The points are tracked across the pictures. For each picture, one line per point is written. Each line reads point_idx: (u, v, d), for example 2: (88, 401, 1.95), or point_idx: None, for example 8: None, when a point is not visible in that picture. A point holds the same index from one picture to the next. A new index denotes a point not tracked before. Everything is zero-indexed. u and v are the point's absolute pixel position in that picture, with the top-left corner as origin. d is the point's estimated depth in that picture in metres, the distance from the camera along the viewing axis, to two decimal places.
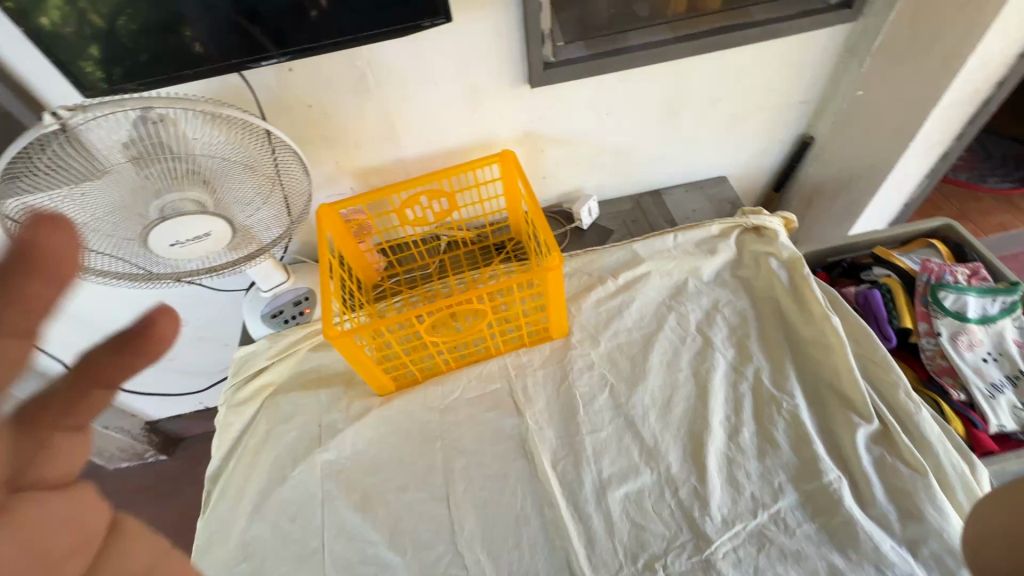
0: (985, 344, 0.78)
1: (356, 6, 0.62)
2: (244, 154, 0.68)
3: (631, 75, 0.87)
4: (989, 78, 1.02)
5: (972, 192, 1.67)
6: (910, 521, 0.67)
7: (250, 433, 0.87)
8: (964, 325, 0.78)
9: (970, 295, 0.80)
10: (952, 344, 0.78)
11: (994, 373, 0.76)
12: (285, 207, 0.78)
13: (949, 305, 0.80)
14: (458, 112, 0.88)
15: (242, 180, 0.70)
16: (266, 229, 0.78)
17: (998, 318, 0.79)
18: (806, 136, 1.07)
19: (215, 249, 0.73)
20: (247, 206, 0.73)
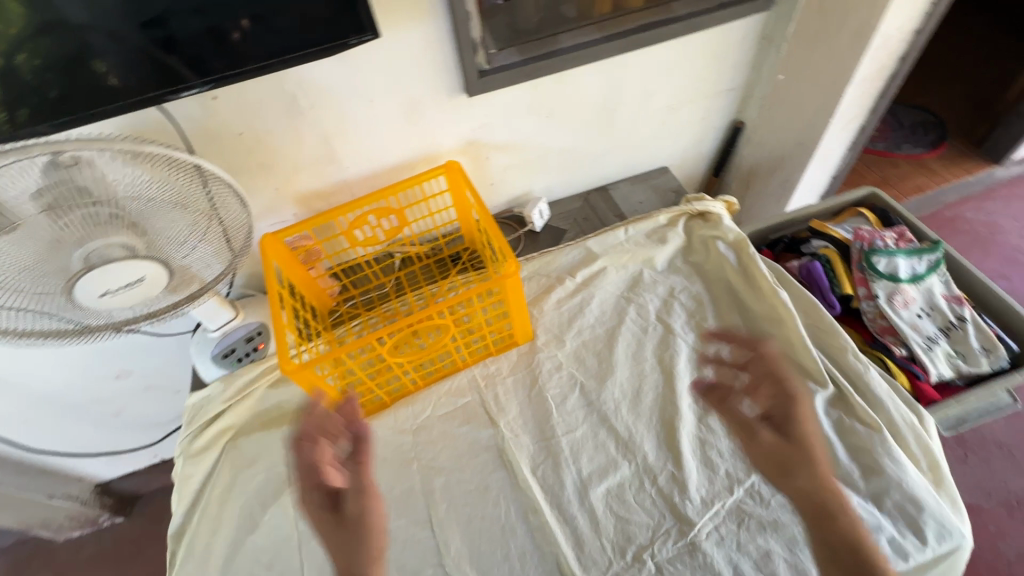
0: (918, 301, 0.83)
1: (278, 27, 0.60)
2: (173, 191, 0.64)
3: (566, 76, 0.89)
4: (893, 53, 1.09)
5: (889, 160, 1.80)
6: (872, 476, 0.70)
7: (212, 483, 0.82)
8: (897, 285, 0.84)
9: (899, 257, 0.85)
10: (889, 304, 0.83)
11: (929, 327, 0.82)
12: (225, 242, 0.73)
13: (883, 268, 0.85)
14: (397, 127, 0.86)
15: (174, 219, 0.66)
16: (207, 266, 0.73)
17: (926, 276, 0.85)
18: (737, 121, 1.11)
19: (151, 294, 0.68)
20: (182, 245, 0.69)
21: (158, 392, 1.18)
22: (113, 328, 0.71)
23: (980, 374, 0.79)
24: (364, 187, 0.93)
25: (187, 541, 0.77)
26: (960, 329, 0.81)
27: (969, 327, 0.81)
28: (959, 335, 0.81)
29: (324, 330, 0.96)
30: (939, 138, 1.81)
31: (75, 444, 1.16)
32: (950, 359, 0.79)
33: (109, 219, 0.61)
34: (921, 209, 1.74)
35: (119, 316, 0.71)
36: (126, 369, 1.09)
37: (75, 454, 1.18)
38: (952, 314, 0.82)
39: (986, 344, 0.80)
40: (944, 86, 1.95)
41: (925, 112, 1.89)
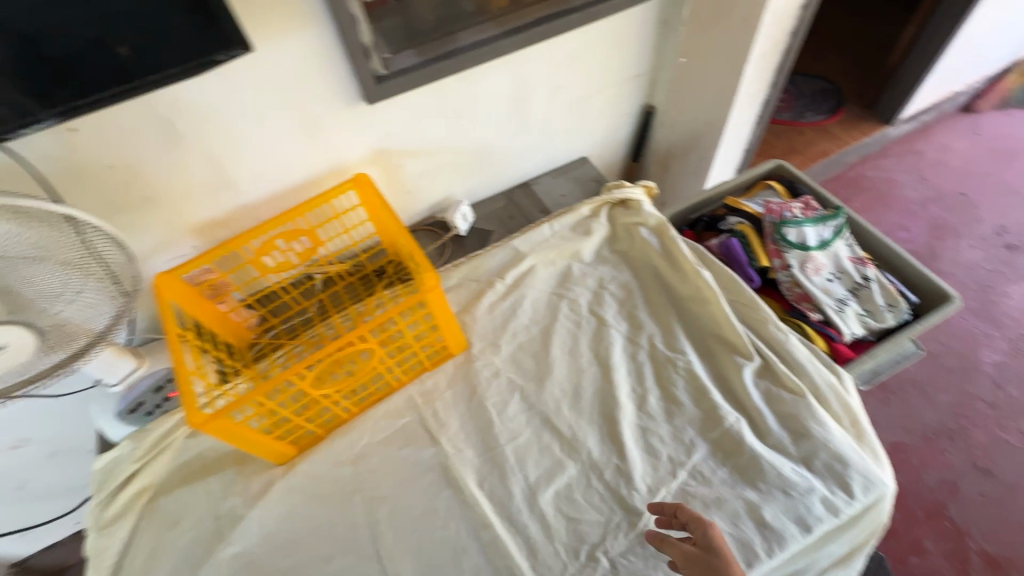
0: (827, 267, 0.88)
1: (129, 48, 0.53)
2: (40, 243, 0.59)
3: (470, 76, 0.86)
4: (784, 29, 1.14)
5: (795, 128, 1.89)
6: (801, 440, 0.73)
7: (133, 552, 0.75)
8: (808, 253, 0.88)
9: (807, 226, 0.89)
10: (802, 272, 0.87)
11: (839, 289, 0.86)
12: (109, 288, 0.66)
13: (793, 238, 0.89)
14: (296, 143, 0.80)
15: (44, 273, 0.60)
16: (93, 316, 0.66)
17: (832, 242, 0.89)
18: (647, 106, 1.12)
19: (25, 355, 0.61)
20: (55, 298, 0.62)
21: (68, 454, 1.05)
22: None
23: (887, 328, 0.84)
24: (268, 210, 0.87)
25: None
26: (866, 288, 0.86)
27: (874, 285, 0.86)
28: (866, 294, 0.86)
29: (244, 366, 0.89)
30: (837, 104, 1.93)
31: None
32: (860, 318, 0.84)
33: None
34: (828, 172, 1.85)
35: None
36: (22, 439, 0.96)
37: None
38: (858, 275, 0.87)
39: (889, 300, 0.85)
40: (836, 55, 2.08)
41: (822, 81, 2.00)
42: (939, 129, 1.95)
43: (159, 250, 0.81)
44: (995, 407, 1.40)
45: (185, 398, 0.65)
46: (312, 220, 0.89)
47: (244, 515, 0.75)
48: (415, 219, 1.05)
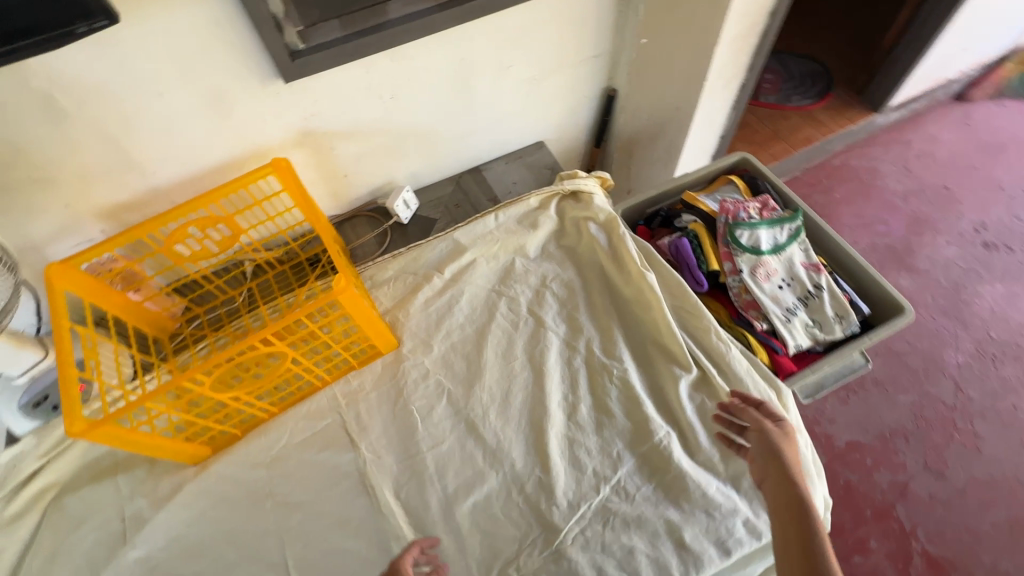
0: (778, 272, 0.83)
1: None
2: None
3: (403, 53, 0.78)
4: (762, 9, 1.06)
5: (780, 112, 1.82)
6: (731, 458, 0.70)
7: (31, 554, 0.71)
8: (759, 258, 0.83)
9: (760, 228, 0.84)
10: (752, 278, 0.82)
11: (789, 297, 0.82)
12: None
13: (745, 241, 0.84)
14: (206, 123, 0.73)
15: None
16: None
17: (787, 246, 0.84)
18: (609, 89, 1.05)
19: None
20: None
21: None
22: None
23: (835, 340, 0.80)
24: (184, 193, 0.81)
25: None
26: (817, 297, 0.82)
27: (825, 295, 0.81)
28: (816, 303, 0.81)
29: (163, 359, 0.84)
30: (826, 88, 1.84)
31: None
32: (807, 329, 0.80)
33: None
34: (810, 160, 1.78)
35: None
36: None
37: None
38: (810, 282, 0.83)
39: (839, 310, 0.81)
40: (830, 35, 1.98)
41: (813, 62, 1.91)
42: (930, 119, 1.88)
43: (58, 235, 0.75)
44: (955, 409, 1.38)
45: (65, 403, 0.60)
46: (232, 207, 0.83)
47: (150, 519, 0.72)
48: (356, 204, 0.99)
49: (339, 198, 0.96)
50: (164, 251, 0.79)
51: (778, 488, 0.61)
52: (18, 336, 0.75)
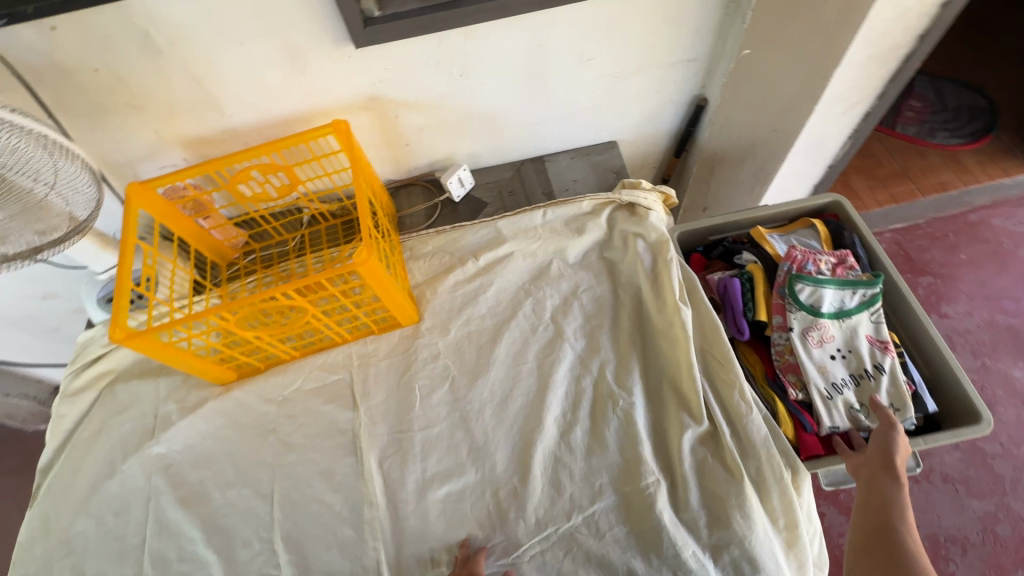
0: (834, 341, 0.73)
1: None
2: (25, 149, 0.63)
3: (477, 32, 0.76)
4: (908, 29, 0.90)
5: (916, 148, 1.59)
6: (717, 527, 0.65)
7: (84, 424, 0.83)
8: (815, 319, 0.74)
9: (827, 287, 0.75)
10: (801, 340, 0.73)
11: (839, 372, 0.72)
12: (67, 209, 0.73)
13: (804, 297, 0.75)
14: (281, 76, 0.77)
15: (30, 172, 0.66)
16: (48, 230, 0.71)
17: (853, 314, 0.74)
18: (700, 97, 0.96)
19: None
20: (24, 214, 0.67)
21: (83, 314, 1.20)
22: None
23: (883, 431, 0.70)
24: (257, 137, 0.86)
25: (50, 478, 0.80)
26: (874, 379, 0.71)
27: (884, 379, 0.71)
28: (871, 385, 0.71)
29: (217, 284, 0.93)
30: (983, 128, 1.56)
31: None
32: (850, 412, 0.70)
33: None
34: (939, 210, 1.54)
35: None
36: (50, 292, 1.13)
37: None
38: (870, 360, 0.72)
39: (898, 400, 0.70)
40: (1011, 66, 1.66)
41: (977, 95, 1.62)
42: None
43: (149, 155, 0.84)
44: None
45: (114, 312, 0.68)
46: (295, 157, 0.87)
47: (175, 422, 0.81)
48: (414, 172, 1.01)
49: (400, 164, 0.98)
50: (229, 188, 0.85)
51: (880, 480, 0.62)
52: (105, 238, 0.86)
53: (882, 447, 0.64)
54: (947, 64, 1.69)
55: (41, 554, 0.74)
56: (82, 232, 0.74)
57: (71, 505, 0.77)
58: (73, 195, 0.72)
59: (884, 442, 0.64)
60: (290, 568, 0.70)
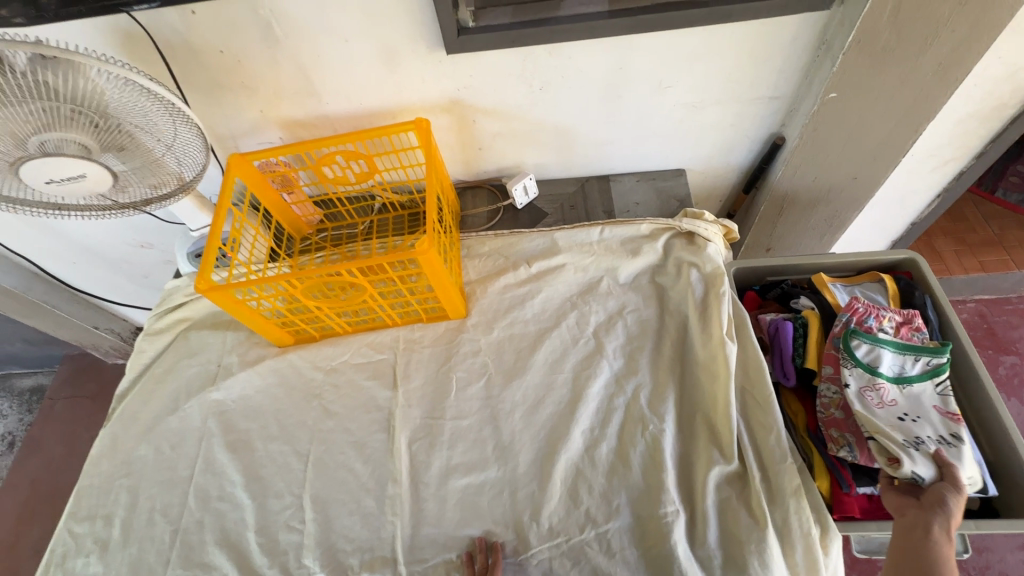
0: (895, 405, 0.69)
1: None
2: (154, 115, 0.72)
3: (562, 50, 0.79)
4: (1017, 89, 0.85)
5: (1015, 217, 1.47)
6: (732, 570, 0.64)
7: (159, 361, 0.92)
8: (873, 378, 0.70)
9: (886, 348, 0.71)
10: (858, 398, 0.69)
11: (921, 431, 0.66)
12: (179, 169, 0.82)
13: (862, 355, 0.71)
14: (376, 73, 0.83)
15: (157, 133, 0.75)
16: (160, 181, 0.81)
17: (912, 382, 0.70)
18: (777, 136, 0.95)
19: (93, 190, 0.75)
20: (141, 164, 0.77)
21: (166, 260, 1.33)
22: (55, 208, 0.79)
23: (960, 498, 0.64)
24: (346, 126, 0.94)
25: (123, 404, 0.89)
26: (954, 447, 0.65)
27: (965, 449, 0.64)
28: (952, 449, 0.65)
29: (289, 254, 1.00)
30: None
31: (75, 275, 1.35)
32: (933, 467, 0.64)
33: (74, 119, 0.66)
34: None
35: (66, 203, 0.79)
36: (147, 242, 1.26)
37: (93, 282, 1.38)
38: (945, 428, 0.66)
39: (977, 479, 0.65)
40: None
41: None
42: None
43: (251, 131, 0.93)
44: None
45: (202, 264, 0.76)
46: (375, 147, 0.94)
47: (235, 373, 0.88)
48: (483, 176, 1.05)
49: (470, 167, 1.03)
50: (314, 169, 0.93)
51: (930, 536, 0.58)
52: (203, 200, 0.95)
53: (939, 505, 0.60)
54: None
55: (105, 470, 0.83)
56: (184, 193, 0.84)
57: (137, 431, 0.86)
58: (187, 159, 0.81)
59: (945, 499, 0.60)
60: (313, 525, 0.74)
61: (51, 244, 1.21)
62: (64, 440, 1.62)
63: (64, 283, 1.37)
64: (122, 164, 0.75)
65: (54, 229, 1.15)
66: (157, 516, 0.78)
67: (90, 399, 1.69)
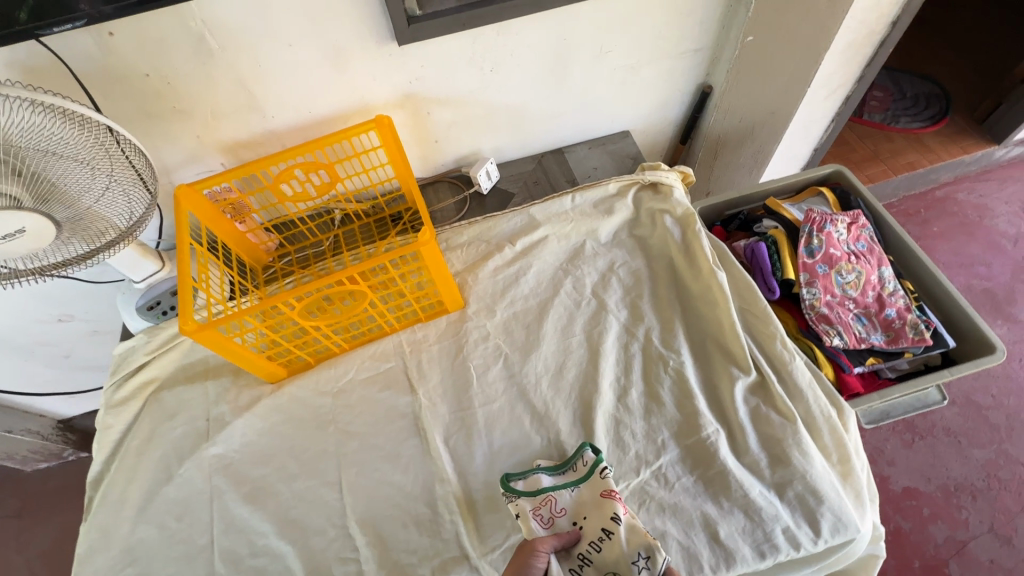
0: (565, 514, 0.65)
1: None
2: (87, 149, 0.64)
3: (508, 28, 0.81)
4: (882, 16, 1.00)
5: (882, 132, 1.71)
6: (778, 466, 0.70)
7: (133, 433, 0.82)
8: (540, 497, 0.67)
9: (542, 472, 0.70)
10: (527, 524, 0.65)
11: (890, 285, 0.83)
12: (124, 214, 0.73)
13: (520, 484, 0.69)
14: (324, 76, 0.80)
15: (95, 174, 0.67)
16: (102, 231, 0.72)
17: (569, 488, 0.67)
18: (704, 86, 1.04)
19: (30, 247, 0.65)
20: (81, 207, 0.68)
21: (90, 330, 1.18)
22: None
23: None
24: (294, 138, 0.89)
25: (103, 489, 0.78)
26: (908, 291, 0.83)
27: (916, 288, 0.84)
28: (608, 556, 0.59)
29: (256, 287, 0.93)
30: (941, 112, 1.70)
31: None
32: (911, 322, 0.79)
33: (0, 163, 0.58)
34: (909, 188, 1.66)
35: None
36: (67, 314, 1.11)
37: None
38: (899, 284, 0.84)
39: (643, 547, 0.57)
40: (957, 57, 1.84)
41: (930, 84, 1.78)
42: None
43: (188, 161, 0.86)
44: None
45: (181, 306, 0.69)
46: (333, 155, 0.90)
47: (230, 423, 0.80)
48: (441, 169, 1.05)
49: (428, 161, 1.02)
50: (270, 188, 0.88)
51: None
52: (143, 247, 0.85)
53: None
54: (901, 59, 1.86)
55: (106, 564, 0.73)
56: (131, 241, 0.74)
57: (130, 513, 0.76)
58: (130, 202, 0.72)
59: None
60: (368, 549, 0.70)
61: None
62: None
63: None
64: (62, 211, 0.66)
65: None
66: None
67: (10, 518, 1.42)
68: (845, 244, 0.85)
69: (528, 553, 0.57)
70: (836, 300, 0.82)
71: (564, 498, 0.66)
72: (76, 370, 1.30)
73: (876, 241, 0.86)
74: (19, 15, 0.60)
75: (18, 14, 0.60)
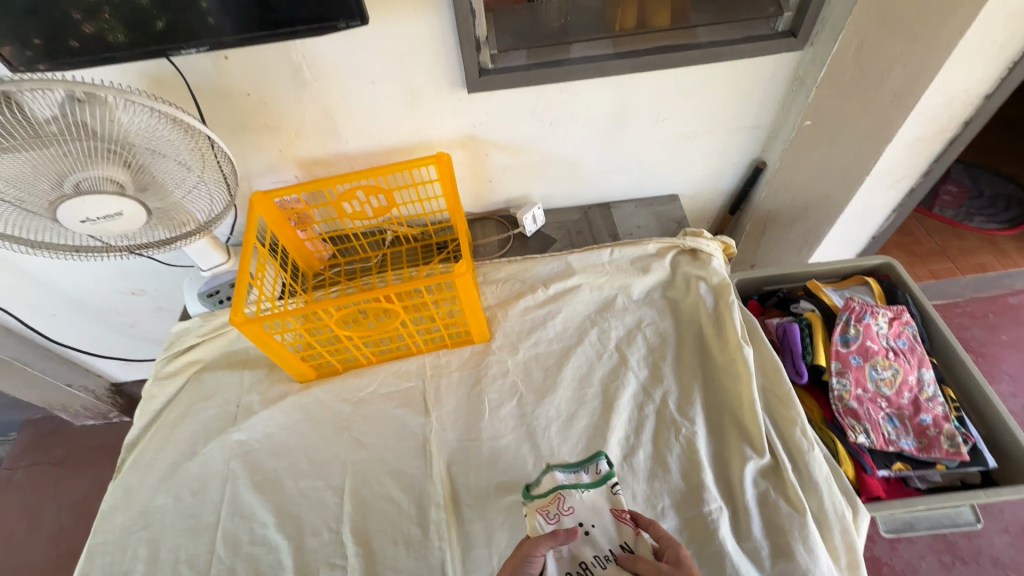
0: (573, 514, 0.60)
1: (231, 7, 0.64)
2: (184, 149, 0.73)
3: (572, 88, 0.87)
4: (953, 115, 0.99)
5: (953, 229, 1.64)
6: (780, 558, 0.67)
7: (173, 406, 0.89)
8: (550, 496, 0.62)
9: (554, 470, 0.64)
10: (532, 522, 0.60)
11: (930, 388, 0.79)
12: (203, 206, 0.82)
13: (534, 489, 0.64)
14: (397, 112, 0.89)
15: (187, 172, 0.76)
16: (182, 220, 0.81)
17: (582, 489, 0.61)
18: (759, 161, 1.06)
19: (125, 229, 0.75)
20: (168, 197, 0.77)
21: (156, 306, 1.30)
22: (75, 250, 0.78)
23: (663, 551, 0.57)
24: (362, 162, 0.97)
25: (136, 453, 0.85)
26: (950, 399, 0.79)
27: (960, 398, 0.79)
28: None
29: (304, 291, 1.00)
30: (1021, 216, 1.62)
31: (53, 325, 1.28)
32: (948, 433, 0.75)
33: (111, 156, 0.68)
34: (979, 290, 1.56)
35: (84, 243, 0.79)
36: (140, 288, 1.23)
37: (72, 330, 1.32)
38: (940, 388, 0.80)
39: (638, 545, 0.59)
40: None
41: (1012, 185, 1.70)
42: None
43: (267, 171, 0.96)
44: None
45: (235, 299, 0.76)
46: (393, 182, 0.98)
47: (257, 412, 0.86)
48: (491, 208, 1.10)
49: (479, 199, 1.08)
50: (333, 204, 0.96)
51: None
52: (216, 239, 0.94)
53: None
54: (983, 156, 1.78)
55: (123, 523, 0.78)
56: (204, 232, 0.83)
57: (154, 480, 0.82)
58: (213, 201, 0.82)
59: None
60: (356, 559, 0.72)
61: (31, 293, 1.15)
62: (23, 513, 1.45)
63: (45, 337, 1.30)
64: (154, 201, 0.75)
65: (39, 277, 1.11)
66: (182, 567, 0.74)
67: (52, 465, 1.53)
68: (884, 339, 0.82)
69: (524, 551, 0.56)
70: (867, 395, 0.79)
71: (575, 499, 0.61)
72: (136, 339, 1.42)
73: (919, 341, 0.83)
74: (158, 24, 0.65)
75: (156, 23, 0.65)
